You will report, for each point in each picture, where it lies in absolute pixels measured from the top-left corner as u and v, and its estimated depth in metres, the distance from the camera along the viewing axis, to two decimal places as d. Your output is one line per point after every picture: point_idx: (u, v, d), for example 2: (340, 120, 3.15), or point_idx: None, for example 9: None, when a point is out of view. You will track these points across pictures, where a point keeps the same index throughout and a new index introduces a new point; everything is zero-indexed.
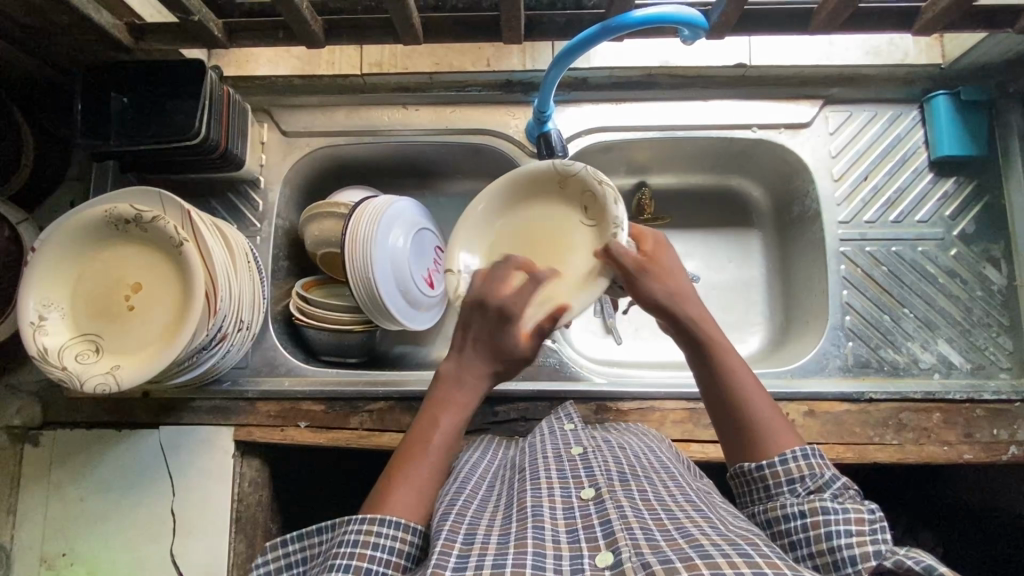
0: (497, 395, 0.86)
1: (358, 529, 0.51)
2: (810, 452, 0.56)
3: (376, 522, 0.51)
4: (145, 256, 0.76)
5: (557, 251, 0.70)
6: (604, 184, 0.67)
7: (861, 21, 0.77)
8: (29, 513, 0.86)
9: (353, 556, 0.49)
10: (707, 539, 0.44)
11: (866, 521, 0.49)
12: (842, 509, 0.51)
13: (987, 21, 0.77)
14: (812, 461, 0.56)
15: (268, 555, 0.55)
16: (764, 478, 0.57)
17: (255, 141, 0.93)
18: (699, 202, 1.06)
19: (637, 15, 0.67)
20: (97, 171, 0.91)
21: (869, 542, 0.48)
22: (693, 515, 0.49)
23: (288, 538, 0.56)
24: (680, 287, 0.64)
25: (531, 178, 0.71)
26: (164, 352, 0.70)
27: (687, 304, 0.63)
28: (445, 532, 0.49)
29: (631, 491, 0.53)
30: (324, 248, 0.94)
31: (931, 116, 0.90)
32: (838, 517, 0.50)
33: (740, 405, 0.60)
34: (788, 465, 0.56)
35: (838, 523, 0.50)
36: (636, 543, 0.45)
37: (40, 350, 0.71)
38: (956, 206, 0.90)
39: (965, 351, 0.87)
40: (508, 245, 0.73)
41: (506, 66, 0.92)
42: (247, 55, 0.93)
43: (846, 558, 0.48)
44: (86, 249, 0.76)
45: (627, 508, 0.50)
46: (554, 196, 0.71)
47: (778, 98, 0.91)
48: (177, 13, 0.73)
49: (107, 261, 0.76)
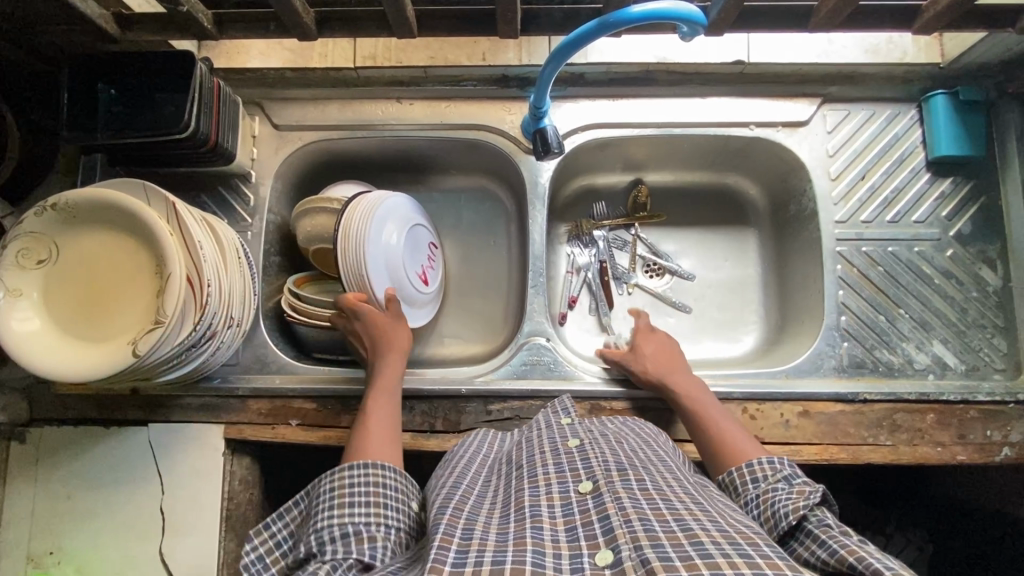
0: (490, 394, 0.86)
1: (364, 473, 0.63)
2: (772, 458, 0.63)
3: (345, 469, 0.63)
4: (113, 247, 0.75)
5: (119, 294, 0.74)
6: (68, 196, 0.72)
7: (862, 19, 0.76)
8: (16, 510, 0.85)
9: (369, 494, 0.61)
10: (707, 536, 0.44)
11: (805, 492, 0.56)
12: (789, 489, 0.58)
13: (988, 20, 0.76)
14: (774, 463, 0.62)
15: (254, 541, 0.63)
16: (734, 481, 0.64)
17: (246, 134, 0.91)
18: (696, 199, 1.05)
19: (635, 10, 0.65)
20: (84, 163, 0.89)
21: (802, 504, 0.54)
22: (691, 507, 0.49)
23: (272, 519, 0.65)
24: (670, 353, 0.84)
25: (59, 210, 0.72)
26: (112, 357, 0.70)
27: (671, 369, 0.81)
28: (442, 526, 0.49)
29: (629, 481, 0.53)
30: (317, 244, 0.93)
31: (929, 116, 0.89)
32: (785, 493, 0.57)
33: (711, 432, 0.72)
34: (752, 466, 0.63)
35: (780, 495, 0.57)
36: (635, 537, 0.44)
37: (7, 333, 0.70)
38: (952, 206, 0.89)
39: (960, 352, 0.87)
40: (95, 290, 0.75)
41: (502, 61, 0.90)
42: (239, 46, 0.92)
43: (781, 515, 0.55)
44: (60, 232, 0.74)
45: (626, 499, 0.49)
46: (114, 232, 0.75)
47: (777, 96, 0.90)
48: (165, 4, 0.71)
49: (76, 248, 0.75)
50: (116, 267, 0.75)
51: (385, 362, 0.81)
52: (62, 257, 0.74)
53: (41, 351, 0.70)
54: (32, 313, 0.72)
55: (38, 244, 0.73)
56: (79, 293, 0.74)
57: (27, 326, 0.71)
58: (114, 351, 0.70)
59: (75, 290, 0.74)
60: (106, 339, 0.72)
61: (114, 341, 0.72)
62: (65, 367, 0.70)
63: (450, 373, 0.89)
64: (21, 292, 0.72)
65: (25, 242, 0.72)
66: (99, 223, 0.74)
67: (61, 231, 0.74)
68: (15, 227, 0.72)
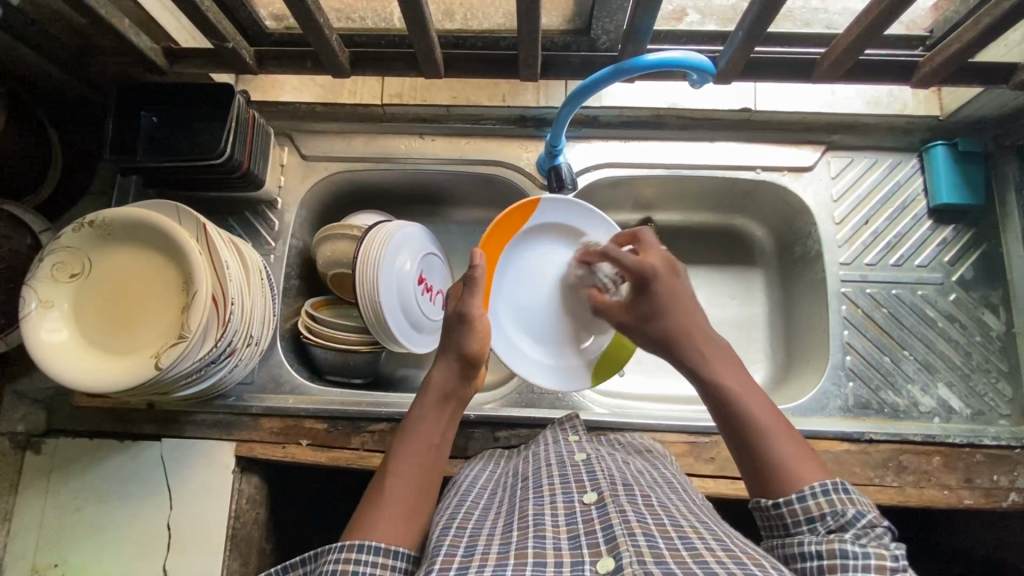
0: (498, 421, 0.87)
1: (374, 560, 0.51)
2: (834, 487, 0.53)
3: (355, 550, 0.51)
4: (142, 263, 0.78)
5: (144, 307, 0.77)
6: (102, 215, 0.76)
7: (862, 72, 0.81)
8: (24, 520, 0.86)
9: None
10: (712, 556, 0.44)
11: (888, 569, 0.45)
12: (862, 552, 0.46)
13: (984, 76, 0.80)
14: (833, 496, 0.52)
15: None
16: (782, 516, 0.54)
17: (276, 163, 0.96)
18: (702, 239, 1.08)
19: (649, 59, 0.70)
20: (119, 186, 0.94)
21: None
22: (697, 524, 0.49)
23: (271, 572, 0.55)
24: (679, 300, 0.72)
25: (97, 228, 0.76)
26: (139, 368, 0.72)
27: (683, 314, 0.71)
28: (445, 547, 0.49)
29: (634, 495, 0.53)
30: (335, 268, 0.96)
31: (929, 165, 0.93)
32: (855, 555, 0.46)
33: (742, 415, 0.61)
34: (806, 503, 0.53)
35: (857, 570, 0.45)
36: (638, 550, 0.44)
37: (39, 343, 0.73)
38: (954, 252, 0.92)
39: (965, 396, 0.87)
40: (121, 305, 0.78)
41: (520, 102, 0.95)
42: (274, 82, 0.97)
43: None
44: (95, 250, 0.77)
45: (631, 512, 0.50)
46: (143, 249, 0.78)
47: (783, 143, 0.94)
48: (212, 40, 0.77)
49: (108, 266, 0.78)
50: (145, 284, 0.78)
51: (428, 395, 0.69)
52: (93, 271, 0.77)
53: (67, 361, 0.73)
54: (62, 325, 0.75)
55: (73, 259, 0.77)
56: (108, 307, 0.77)
57: (56, 338, 0.74)
58: (139, 363, 0.72)
59: (103, 305, 0.77)
60: (131, 351, 0.75)
61: (137, 355, 0.74)
62: (95, 380, 0.72)
63: None
64: (54, 304, 0.75)
65: (60, 257, 0.76)
66: (131, 242, 0.78)
67: (94, 247, 0.77)
68: (52, 241, 0.76)
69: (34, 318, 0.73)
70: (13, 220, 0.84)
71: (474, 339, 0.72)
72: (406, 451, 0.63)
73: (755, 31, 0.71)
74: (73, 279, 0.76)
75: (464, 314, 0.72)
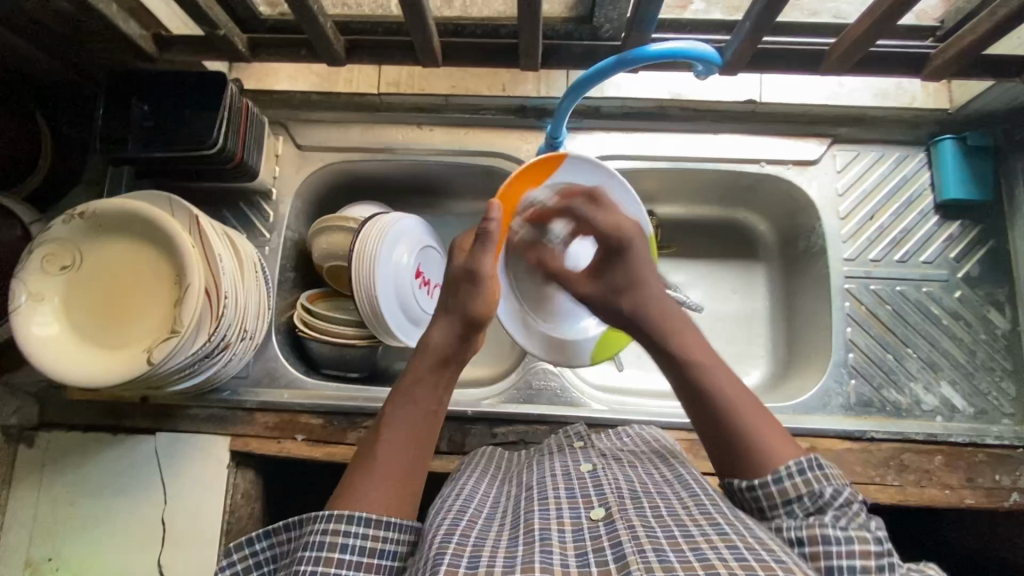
0: (497, 417, 0.86)
1: (362, 533, 0.51)
2: (809, 464, 0.54)
3: (343, 523, 0.50)
4: (133, 254, 0.76)
5: (135, 301, 0.75)
6: (93, 207, 0.75)
7: (871, 64, 0.79)
8: (17, 514, 0.85)
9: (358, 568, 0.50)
10: (724, 566, 0.42)
11: (871, 553, 0.48)
12: (845, 537, 0.48)
13: (995, 70, 0.77)
14: (811, 474, 0.54)
15: (233, 557, 0.56)
16: (757, 498, 0.55)
17: (270, 153, 0.94)
18: (704, 233, 1.06)
19: (653, 49, 0.69)
20: (112, 175, 0.92)
21: None
22: (710, 532, 0.47)
23: (256, 538, 0.56)
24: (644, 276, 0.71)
25: (90, 219, 0.75)
26: (131, 363, 0.71)
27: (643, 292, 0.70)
28: (448, 556, 0.47)
29: (643, 509, 0.52)
30: (332, 261, 0.94)
31: (937, 159, 0.91)
32: (838, 539, 0.48)
33: (713, 397, 0.60)
34: (782, 484, 0.54)
35: (840, 557, 0.48)
36: (649, 565, 0.43)
37: (28, 334, 0.72)
38: (961, 248, 0.90)
39: (968, 394, 0.86)
40: (111, 298, 0.76)
41: (521, 91, 0.94)
42: (269, 70, 0.95)
43: None
44: (85, 241, 0.76)
45: (640, 528, 0.48)
46: (136, 241, 0.76)
47: (789, 136, 0.93)
48: (203, 27, 0.75)
49: (98, 258, 0.76)
50: (136, 278, 0.76)
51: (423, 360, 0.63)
52: (83, 262, 0.75)
53: (58, 356, 0.72)
54: (52, 318, 0.73)
55: (63, 250, 0.75)
56: (99, 300, 0.76)
57: (46, 332, 0.72)
58: (133, 359, 0.71)
59: (94, 298, 0.76)
60: (123, 347, 0.73)
61: (130, 349, 0.72)
62: (86, 375, 0.71)
63: (457, 397, 0.90)
64: (44, 296, 0.74)
65: (50, 249, 0.74)
66: (123, 234, 0.76)
67: (85, 239, 0.76)
68: (43, 233, 0.74)
69: (24, 311, 0.72)
70: (3, 211, 0.82)
71: (483, 298, 0.66)
72: (398, 421, 0.59)
73: (764, 22, 0.69)
74: (62, 271, 0.75)
75: (475, 271, 0.67)
